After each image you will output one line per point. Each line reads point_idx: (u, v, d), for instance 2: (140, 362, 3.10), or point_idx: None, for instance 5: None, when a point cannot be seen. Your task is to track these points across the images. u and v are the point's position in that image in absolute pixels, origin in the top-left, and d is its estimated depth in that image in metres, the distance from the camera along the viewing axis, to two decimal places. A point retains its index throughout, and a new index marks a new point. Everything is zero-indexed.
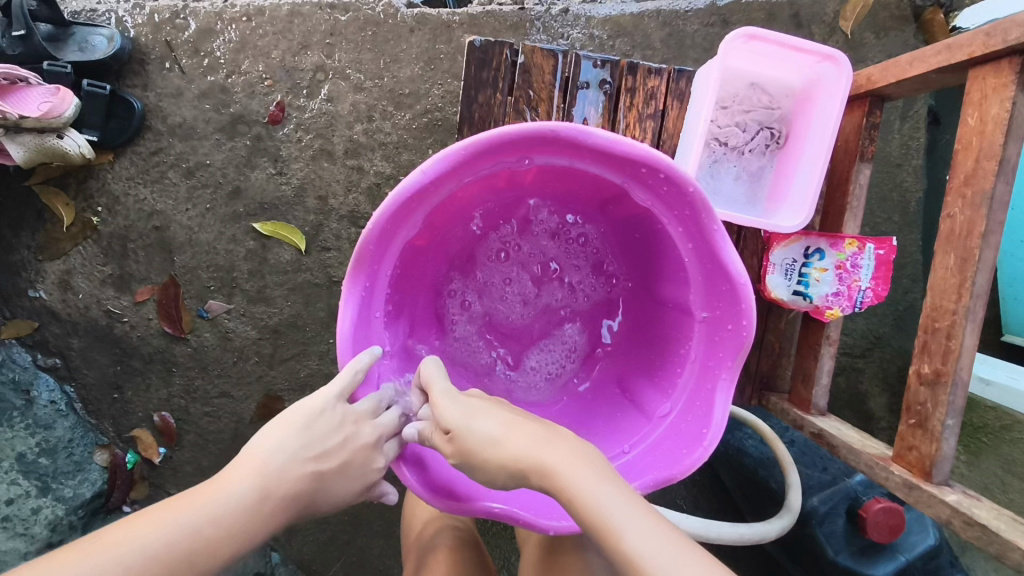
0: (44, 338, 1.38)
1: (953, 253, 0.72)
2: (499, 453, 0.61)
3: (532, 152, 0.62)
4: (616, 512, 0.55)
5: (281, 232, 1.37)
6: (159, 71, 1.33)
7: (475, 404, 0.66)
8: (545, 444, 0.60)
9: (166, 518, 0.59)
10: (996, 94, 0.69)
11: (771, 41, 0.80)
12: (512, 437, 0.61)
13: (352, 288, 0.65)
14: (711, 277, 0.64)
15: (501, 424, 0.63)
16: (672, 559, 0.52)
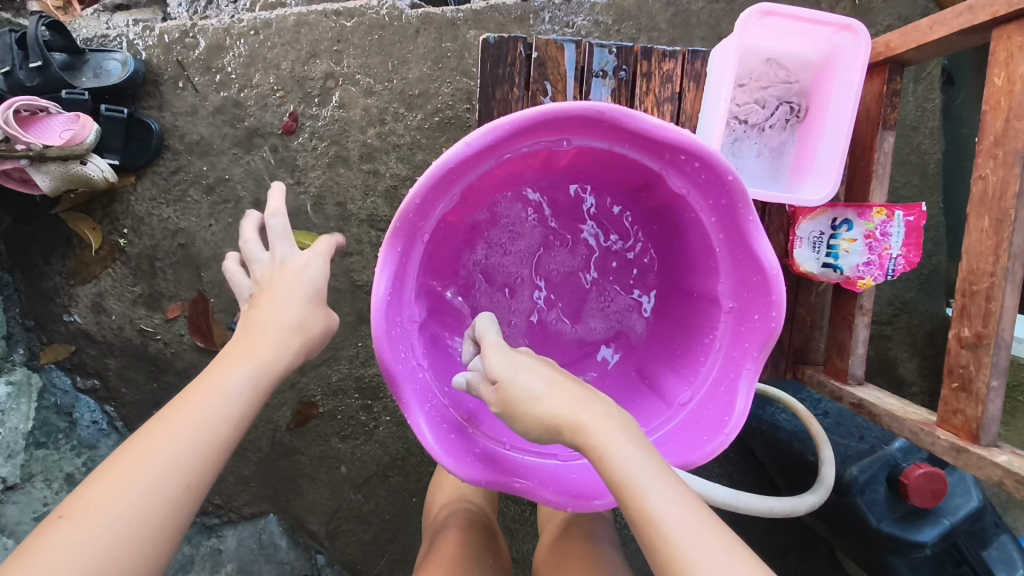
0: (82, 360, 1.42)
1: (988, 216, 0.72)
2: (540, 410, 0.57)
3: (572, 133, 0.63)
4: (640, 472, 0.55)
5: None
6: (173, 91, 1.35)
7: (522, 356, 0.61)
8: (584, 403, 0.57)
9: (192, 416, 0.61)
10: (1023, 53, 0.68)
11: (787, 15, 0.79)
12: (554, 394, 0.58)
13: (390, 250, 0.62)
14: (742, 266, 0.65)
15: (545, 380, 0.59)
16: (694, 526, 0.52)
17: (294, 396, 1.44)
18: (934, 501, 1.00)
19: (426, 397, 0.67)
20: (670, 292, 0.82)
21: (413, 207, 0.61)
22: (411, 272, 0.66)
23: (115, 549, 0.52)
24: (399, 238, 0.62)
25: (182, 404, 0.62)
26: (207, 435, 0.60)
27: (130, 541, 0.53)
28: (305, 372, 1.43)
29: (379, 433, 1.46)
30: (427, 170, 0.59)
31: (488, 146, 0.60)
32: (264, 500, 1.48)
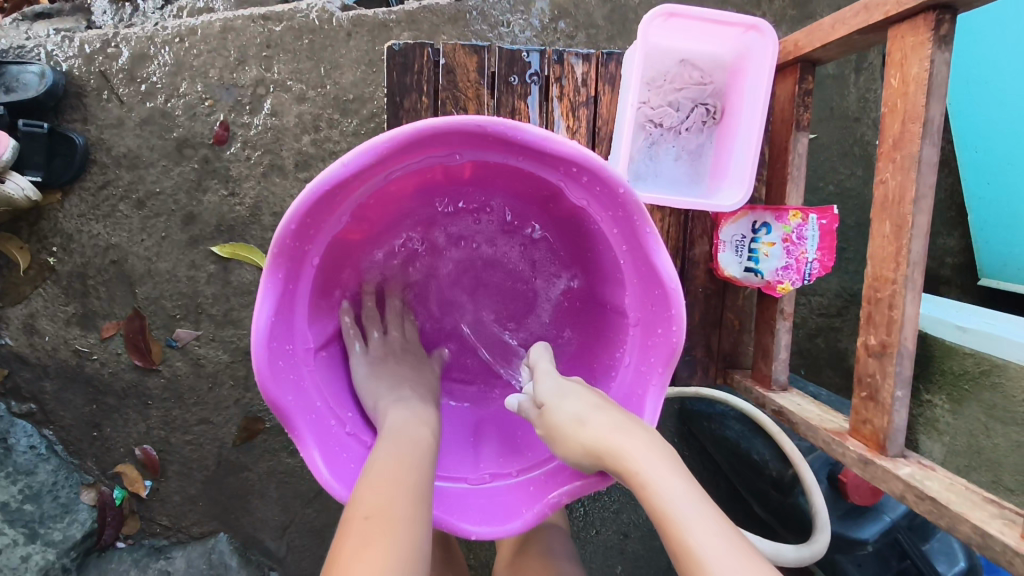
0: (16, 384, 1.37)
1: (889, 221, 0.70)
2: (581, 432, 0.61)
3: (462, 147, 0.60)
4: (682, 505, 0.52)
5: (241, 252, 1.34)
6: (97, 103, 1.31)
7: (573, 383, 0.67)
8: (627, 430, 0.59)
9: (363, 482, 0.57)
10: (916, 53, 0.66)
11: (692, 16, 0.78)
12: (594, 418, 0.61)
13: (270, 278, 0.58)
14: (645, 280, 0.63)
15: (589, 405, 0.63)
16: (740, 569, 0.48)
17: (239, 411, 1.41)
18: (872, 498, 1.03)
19: (320, 428, 0.65)
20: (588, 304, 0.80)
21: (291, 231, 0.57)
22: (300, 297, 0.63)
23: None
24: (280, 264, 0.59)
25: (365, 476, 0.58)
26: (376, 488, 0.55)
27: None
28: (250, 387, 1.40)
29: None
30: (303, 192, 0.56)
31: (369, 166, 0.57)
32: (214, 519, 1.45)
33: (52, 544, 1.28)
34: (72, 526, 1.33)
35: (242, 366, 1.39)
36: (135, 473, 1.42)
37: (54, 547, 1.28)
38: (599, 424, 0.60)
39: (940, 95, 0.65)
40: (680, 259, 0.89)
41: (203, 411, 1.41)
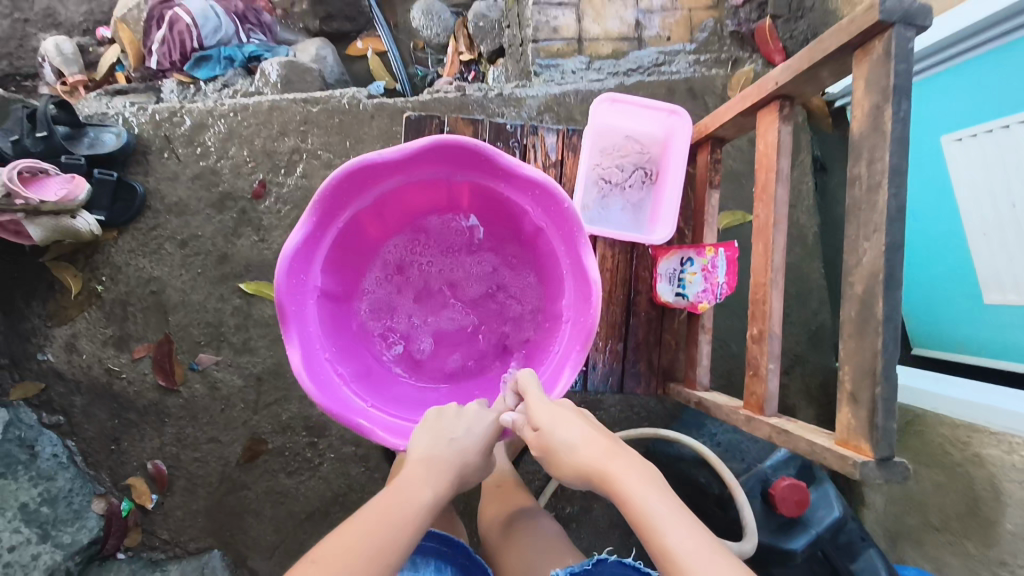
0: (50, 397, 1.55)
1: (760, 242, 0.83)
2: (574, 457, 0.75)
3: (459, 167, 0.87)
4: (661, 515, 0.66)
5: (265, 291, 1.57)
6: (159, 159, 1.58)
7: (559, 407, 0.81)
8: (614, 460, 0.72)
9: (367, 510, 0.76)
10: (770, 126, 0.82)
11: (631, 101, 1.06)
12: (585, 446, 0.75)
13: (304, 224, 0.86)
14: (579, 285, 0.86)
15: (577, 433, 0.77)
16: (708, 560, 0.61)
17: (245, 432, 1.56)
18: (797, 510, 1.16)
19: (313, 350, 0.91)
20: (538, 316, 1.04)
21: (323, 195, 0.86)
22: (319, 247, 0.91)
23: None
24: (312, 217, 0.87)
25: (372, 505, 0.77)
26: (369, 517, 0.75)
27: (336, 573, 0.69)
28: (258, 410, 1.56)
29: (323, 469, 1.57)
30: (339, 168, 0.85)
31: (388, 165, 0.86)
32: (210, 535, 1.56)
33: (61, 547, 1.40)
34: (81, 532, 1.45)
35: (253, 391, 1.56)
36: (145, 486, 1.55)
37: (62, 549, 1.40)
38: (589, 450, 0.74)
39: (788, 153, 0.81)
40: (628, 290, 1.11)
41: (212, 430, 1.56)
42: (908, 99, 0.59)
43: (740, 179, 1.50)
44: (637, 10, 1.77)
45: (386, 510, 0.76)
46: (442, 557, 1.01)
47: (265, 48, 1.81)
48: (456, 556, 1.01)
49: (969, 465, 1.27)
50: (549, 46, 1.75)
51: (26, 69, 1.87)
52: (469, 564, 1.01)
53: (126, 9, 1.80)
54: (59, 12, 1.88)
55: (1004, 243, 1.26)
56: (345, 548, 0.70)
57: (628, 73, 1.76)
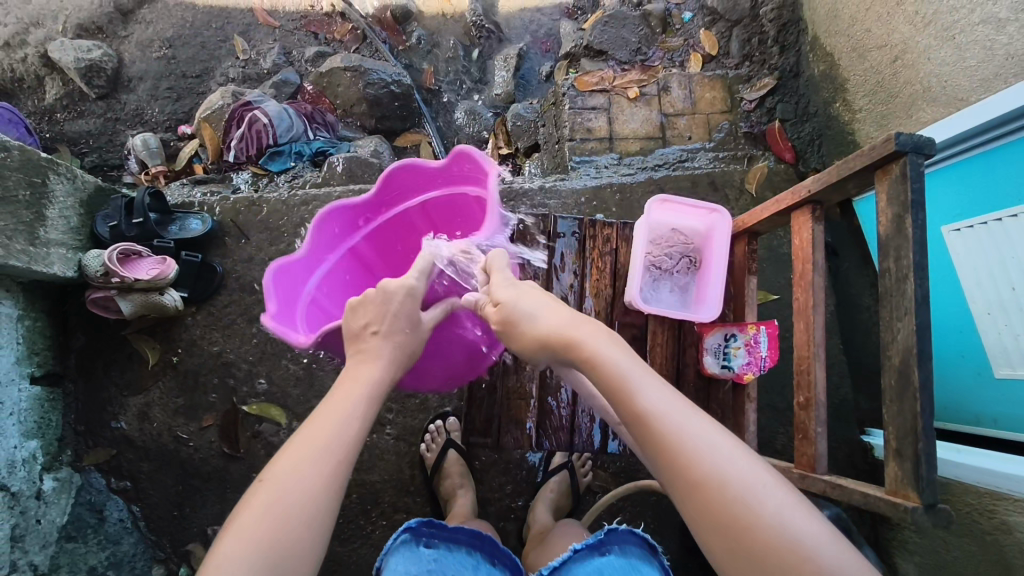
0: (119, 463, 1.64)
1: (802, 322, 0.97)
2: (539, 329, 0.96)
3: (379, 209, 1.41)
4: (624, 369, 0.86)
5: (268, 410, 1.66)
6: (236, 243, 1.75)
7: (529, 292, 1.01)
8: (574, 325, 0.93)
9: (315, 440, 0.86)
10: (804, 225, 0.99)
11: (678, 202, 1.27)
12: (551, 321, 0.95)
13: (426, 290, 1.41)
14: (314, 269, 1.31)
15: (543, 309, 0.98)
16: (660, 397, 0.83)
17: None
18: None
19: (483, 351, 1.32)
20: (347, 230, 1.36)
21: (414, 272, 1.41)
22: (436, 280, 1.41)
23: (297, 497, 0.79)
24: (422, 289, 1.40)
25: (308, 434, 0.87)
26: (325, 443, 0.86)
27: (303, 494, 0.80)
28: None
29: (375, 536, 1.63)
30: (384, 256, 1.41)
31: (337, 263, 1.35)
32: None
33: None
34: None
35: None
36: (203, 553, 1.61)
37: None
38: (556, 325, 0.94)
39: (822, 248, 0.96)
40: (678, 362, 1.26)
41: None
42: (924, 211, 0.75)
43: (764, 262, 1.65)
44: (660, 114, 2.00)
45: (319, 423, 0.89)
46: (473, 546, 1.08)
47: (329, 143, 2.04)
48: (484, 546, 1.08)
49: (998, 533, 1.32)
50: (583, 145, 1.97)
51: (112, 161, 2.09)
52: (496, 552, 1.08)
53: (210, 110, 2.04)
54: (147, 112, 2.14)
55: (1008, 324, 1.33)
56: (296, 458, 0.83)
57: (655, 167, 1.95)
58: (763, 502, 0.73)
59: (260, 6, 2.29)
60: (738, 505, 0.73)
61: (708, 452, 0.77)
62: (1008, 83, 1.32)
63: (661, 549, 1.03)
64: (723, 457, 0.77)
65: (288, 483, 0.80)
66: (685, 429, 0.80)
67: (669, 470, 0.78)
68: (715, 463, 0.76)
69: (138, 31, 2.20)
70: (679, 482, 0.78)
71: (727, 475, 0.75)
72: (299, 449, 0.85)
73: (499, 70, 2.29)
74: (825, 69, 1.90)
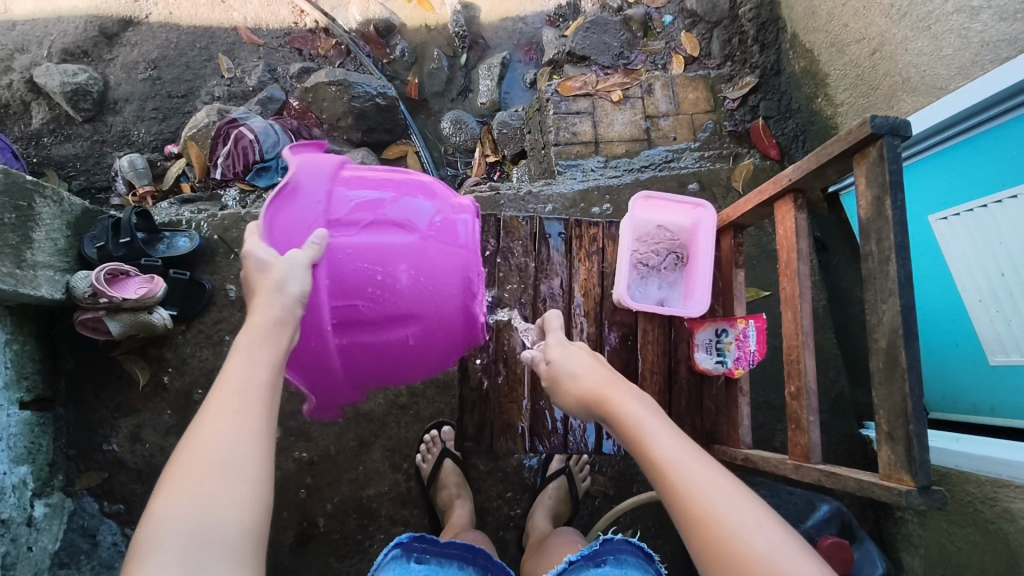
0: (112, 486, 1.61)
1: (789, 311, 0.97)
2: (576, 384, 1.00)
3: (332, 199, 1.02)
4: (647, 423, 0.90)
5: None
6: (225, 260, 1.75)
7: (573, 351, 1.07)
8: (607, 383, 0.97)
9: (223, 403, 0.81)
10: (786, 215, 0.99)
11: (662, 198, 1.27)
12: (586, 377, 1.00)
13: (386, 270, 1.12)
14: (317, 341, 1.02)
15: (582, 366, 1.03)
16: (679, 447, 0.85)
17: (299, 515, 1.61)
18: (844, 568, 1.22)
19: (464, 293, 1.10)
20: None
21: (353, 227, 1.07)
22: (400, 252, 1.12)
23: (212, 464, 0.75)
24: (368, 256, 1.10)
25: (217, 398, 0.82)
26: (235, 404, 0.81)
27: (218, 459, 0.76)
28: (311, 493, 1.63)
29: (373, 550, 1.61)
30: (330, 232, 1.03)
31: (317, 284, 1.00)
32: None
33: None
34: None
35: (308, 474, 1.64)
36: None
37: None
38: (591, 381, 0.99)
39: (806, 237, 0.96)
40: (669, 360, 1.25)
41: None
42: (903, 192, 0.75)
43: (753, 258, 1.65)
44: (644, 116, 2.01)
45: (226, 385, 0.84)
46: (465, 559, 1.06)
47: None
48: (477, 559, 1.06)
49: (1001, 522, 1.30)
50: (568, 149, 1.97)
51: (100, 183, 2.09)
52: (489, 564, 1.06)
53: (196, 128, 2.03)
54: (133, 133, 2.14)
55: (1000, 311, 1.33)
56: (201, 426, 0.79)
57: (641, 169, 1.96)
58: (753, 540, 0.73)
59: (244, 24, 2.30)
60: (731, 541, 0.73)
61: (712, 494, 0.78)
62: (984, 70, 1.33)
63: (657, 557, 1.02)
64: (725, 501, 0.77)
65: (201, 453, 0.76)
66: (697, 473, 0.81)
67: (676, 511, 0.80)
68: (713, 504, 0.77)
69: (123, 53, 2.21)
70: (683, 524, 0.79)
71: (725, 515, 0.75)
72: (209, 416, 0.80)
73: (483, 79, 2.30)
74: (806, 65, 1.91)
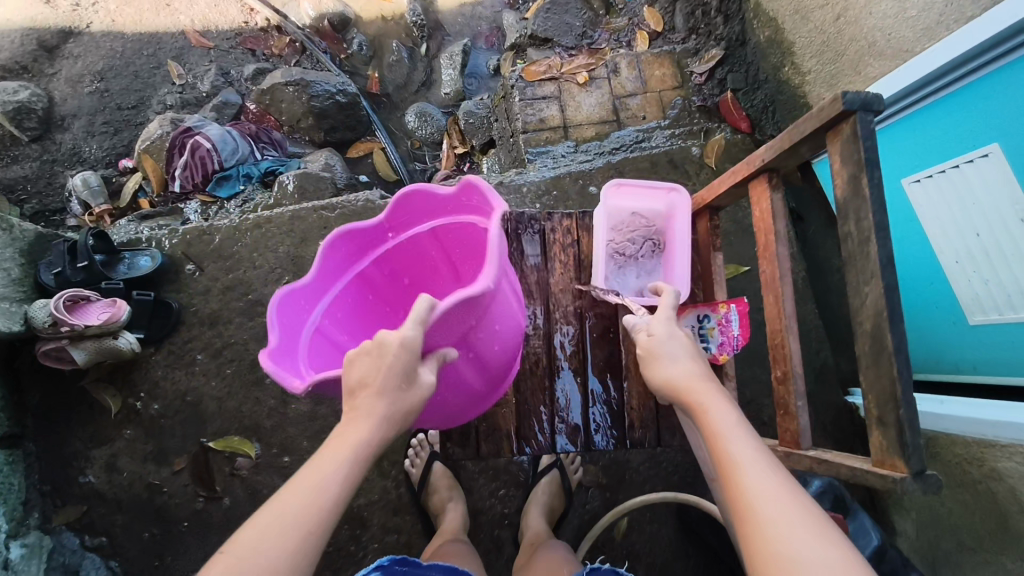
0: (92, 519, 1.56)
1: (770, 295, 0.95)
2: (668, 370, 0.96)
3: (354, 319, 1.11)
4: (727, 422, 0.84)
5: (232, 445, 1.60)
6: (191, 277, 1.68)
7: (678, 338, 1.01)
8: (700, 382, 0.92)
9: (329, 466, 0.79)
10: (762, 196, 0.96)
11: (635, 184, 1.25)
12: (680, 369, 0.96)
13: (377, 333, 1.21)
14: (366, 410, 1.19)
15: (683, 355, 0.98)
16: (755, 453, 0.79)
17: None
18: None
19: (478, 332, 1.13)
20: (354, 297, 1.21)
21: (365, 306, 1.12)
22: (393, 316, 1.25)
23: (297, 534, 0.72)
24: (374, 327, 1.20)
25: (323, 457, 0.80)
26: (338, 470, 0.79)
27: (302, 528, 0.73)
28: None
29: (367, 561, 1.59)
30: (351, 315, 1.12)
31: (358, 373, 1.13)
32: None
33: None
34: None
35: None
36: None
37: None
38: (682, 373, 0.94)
39: (782, 218, 0.93)
40: None
41: None
42: (880, 169, 0.72)
43: (730, 236, 1.63)
44: (612, 96, 1.97)
45: (336, 443, 0.81)
46: None
47: (277, 162, 1.98)
48: None
49: (989, 482, 1.31)
50: (537, 136, 1.93)
51: (53, 206, 1.98)
52: None
53: (149, 141, 1.94)
54: (83, 149, 2.04)
55: (977, 271, 1.33)
56: (301, 484, 0.77)
57: (613, 151, 1.92)
58: (792, 542, 0.67)
59: (192, 27, 2.21)
60: (779, 551, 0.66)
61: (775, 501, 0.71)
62: (950, 30, 1.31)
63: None
64: (790, 513, 0.70)
65: (291, 516, 0.73)
66: (764, 479, 0.75)
67: (735, 512, 0.74)
68: (765, 501, 0.72)
69: (65, 66, 2.11)
70: (738, 525, 0.73)
71: (782, 525, 0.69)
72: (312, 475, 0.78)
73: (445, 68, 2.24)
74: (771, 34, 1.87)
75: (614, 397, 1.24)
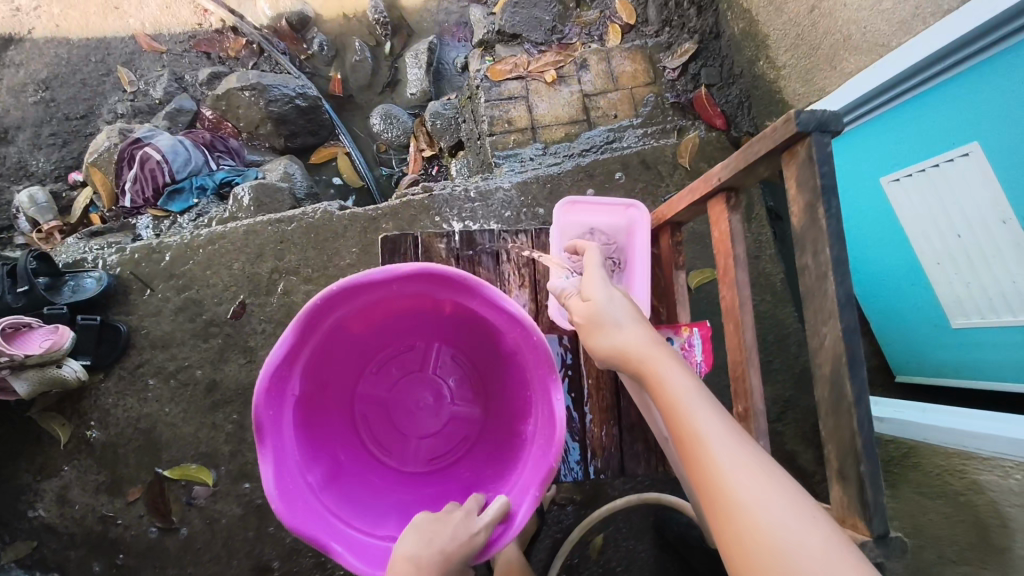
0: (43, 554, 1.50)
1: (731, 323, 0.88)
2: (615, 335, 0.83)
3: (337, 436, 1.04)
4: (684, 392, 0.73)
5: (188, 473, 1.53)
6: (141, 298, 1.61)
7: (619, 297, 0.88)
8: (652, 346, 0.80)
9: None
10: (721, 216, 0.89)
11: (589, 202, 1.19)
12: (628, 331, 0.83)
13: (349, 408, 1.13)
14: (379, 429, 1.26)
15: (626, 317, 0.86)
16: (725, 432, 0.69)
17: (249, 562, 1.51)
18: None
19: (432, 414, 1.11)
20: (307, 397, 1.07)
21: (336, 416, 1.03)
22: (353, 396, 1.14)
23: None
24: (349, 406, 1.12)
25: None
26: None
27: None
28: (259, 538, 1.52)
29: None
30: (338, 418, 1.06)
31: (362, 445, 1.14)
32: None
33: None
34: None
35: (254, 518, 1.53)
36: None
37: None
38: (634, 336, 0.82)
39: (742, 241, 0.87)
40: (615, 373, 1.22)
41: (214, 566, 1.52)
42: (838, 197, 0.65)
43: (702, 243, 1.57)
44: (582, 94, 1.89)
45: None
46: None
47: (234, 172, 1.89)
48: None
49: None
50: (504, 139, 1.85)
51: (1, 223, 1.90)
52: None
53: (97, 153, 1.86)
54: (31, 163, 1.95)
55: (959, 274, 1.27)
56: None
57: (583, 153, 1.84)
58: (783, 537, 0.59)
59: (142, 31, 2.11)
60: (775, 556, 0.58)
61: (757, 495, 0.62)
62: (927, 23, 1.23)
63: None
64: (775, 501, 0.61)
65: None
66: (741, 466, 0.65)
67: (708, 505, 0.65)
68: (741, 482, 0.63)
69: (8, 75, 2.01)
70: (712, 519, 0.64)
71: (773, 525, 0.59)
72: None
73: (411, 68, 2.15)
74: (745, 26, 1.79)
75: (576, 423, 1.21)
